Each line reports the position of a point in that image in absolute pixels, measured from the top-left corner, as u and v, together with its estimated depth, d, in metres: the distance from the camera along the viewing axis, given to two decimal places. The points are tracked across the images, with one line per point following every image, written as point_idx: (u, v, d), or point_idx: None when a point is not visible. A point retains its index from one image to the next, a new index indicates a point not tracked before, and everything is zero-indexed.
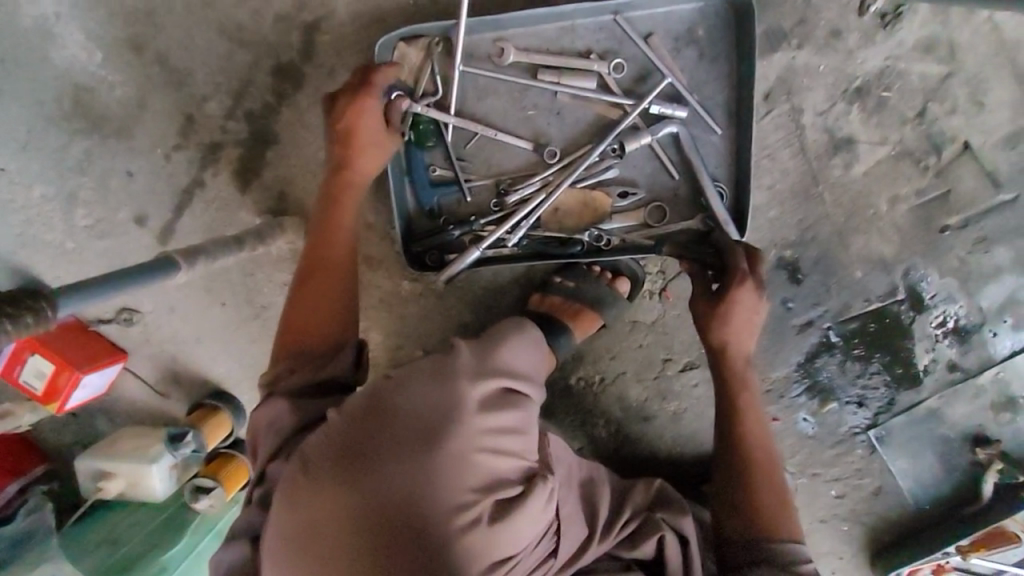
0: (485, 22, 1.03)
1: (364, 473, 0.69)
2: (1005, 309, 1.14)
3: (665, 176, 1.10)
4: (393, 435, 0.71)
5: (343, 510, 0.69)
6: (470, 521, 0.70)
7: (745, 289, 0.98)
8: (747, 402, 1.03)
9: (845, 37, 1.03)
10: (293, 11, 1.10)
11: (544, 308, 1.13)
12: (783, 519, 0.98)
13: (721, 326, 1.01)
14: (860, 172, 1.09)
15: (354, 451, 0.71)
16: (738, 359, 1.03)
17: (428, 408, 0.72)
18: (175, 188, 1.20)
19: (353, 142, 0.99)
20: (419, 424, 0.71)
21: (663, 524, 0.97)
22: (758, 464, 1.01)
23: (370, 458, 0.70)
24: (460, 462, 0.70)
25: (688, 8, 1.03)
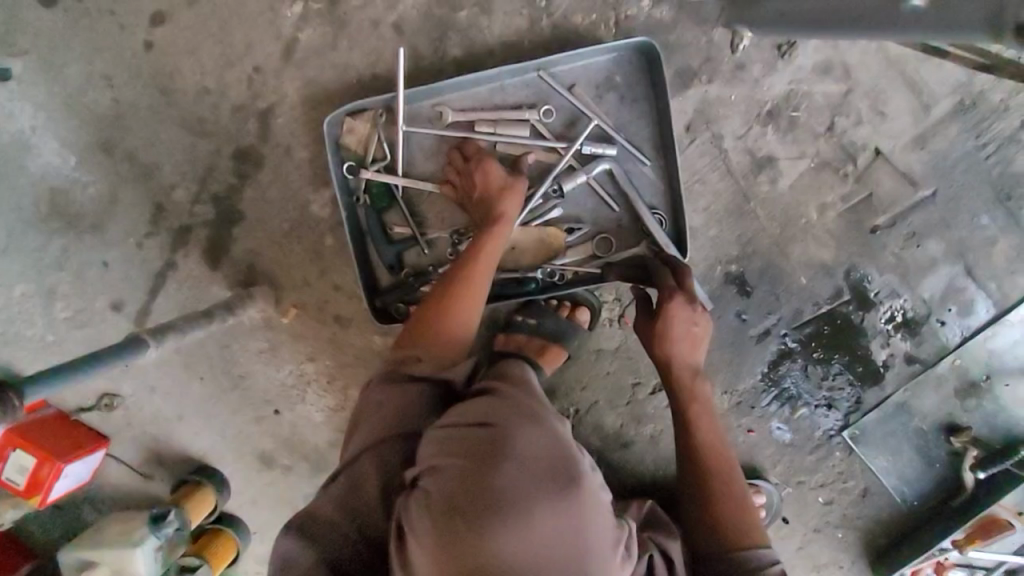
0: (422, 91, 1.13)
1: (515, 525, 0.66)
2: (948, 297, 1.19)
3: (607, 209, 1.18)
4: (529, 486, 0.69)
5: (495, 563, 0.66)
6: (610, 555, 0.72)
7: (677, 304, 1.05)
8: (699, 411, 1.08)
9: (749, 69, 1.13)
10: (248, 100, 1.20)
11: (510, 346, 1.17)
12: (746, 524, 1.01)
13: (665, 340, 1.07)
14: (786, 186, 1.17)
15: (492, 504, 0.67)
16: (682, 371, 1.08)
17: (553, 453, 0.72)
18: (149, 273, 1.27)
19: (490, 194, 1.08)
20: (554, 469, 0.71)
21: (651, 543, 0.97)
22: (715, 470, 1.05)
23: (519, 506, 0.67)
24: (595, 504, 0.72)
25: (604, 59, 1.13)
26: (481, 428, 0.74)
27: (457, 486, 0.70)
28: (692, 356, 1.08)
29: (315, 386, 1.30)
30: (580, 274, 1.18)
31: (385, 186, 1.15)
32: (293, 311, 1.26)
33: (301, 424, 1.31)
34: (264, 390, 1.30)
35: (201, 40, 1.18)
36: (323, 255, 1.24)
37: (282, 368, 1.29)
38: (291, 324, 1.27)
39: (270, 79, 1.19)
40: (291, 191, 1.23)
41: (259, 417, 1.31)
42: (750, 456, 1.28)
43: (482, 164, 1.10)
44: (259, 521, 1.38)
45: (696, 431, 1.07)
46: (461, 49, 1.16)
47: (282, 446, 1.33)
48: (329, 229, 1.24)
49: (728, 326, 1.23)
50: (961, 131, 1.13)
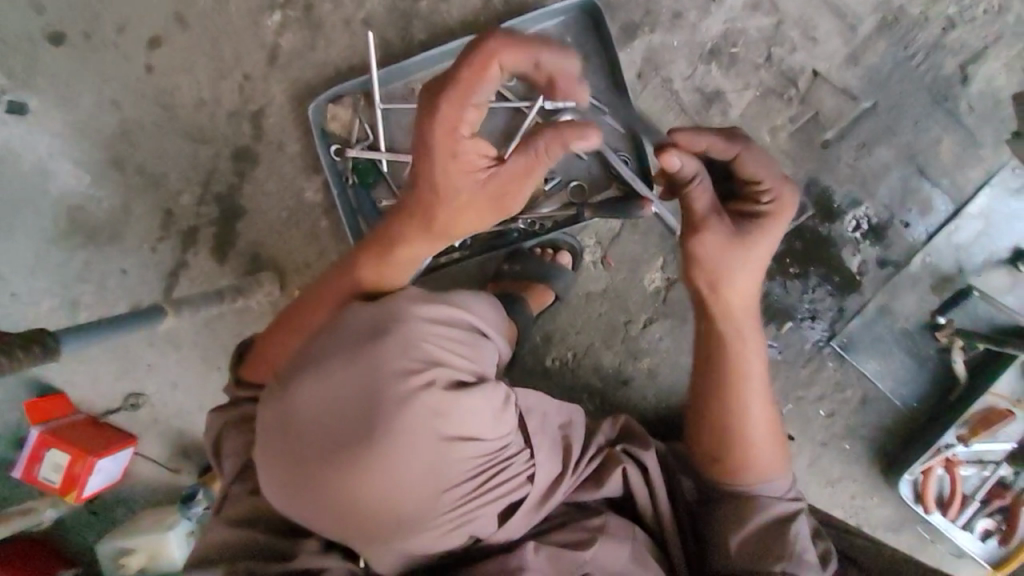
0: (395, 72, 1.26)
1: (322, 374, 0.76)
2: (907, 198, 1.26)
3: (576, 159, 1.26)
4: (333, 351, 0.77)
5: (312, 409, 0.76)
6: (425, 399, 0.75)
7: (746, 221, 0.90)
8: (743, 349, 0.97)
9: (686, 16, 1.25)
10: (240, 105, 1.33)
11: (500, 290, 1.26)
12: (764, 469, 0.98)
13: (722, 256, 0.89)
14: (737, 116, 1.26)
15: (305, 363, 0.78)
16: (722, 311, 0.95)
17: (371, 319, 0.79)
18: (164, 274, 1.37)
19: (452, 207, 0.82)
20: (369, 331, 0.78)
21: (624, 458, 1.00)
22: (745, 411, 0.98)
23: (326, 363, 0.77)
24: (406, 353, 0.77)
25: (554, 24, 1.25)
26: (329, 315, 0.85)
27: (288, 369, 0.79)
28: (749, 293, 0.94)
29: None
30: (559, 221, 1.26)
31: (367, 160, 1.25)
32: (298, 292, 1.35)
33: None
34: None
35: (195, 57, 1.32)
36: (320, 237, 1.35)
37: None
38: None
39: (259, 84, 1.32)
40: (287, 182, 1.34)
41: None
42: None
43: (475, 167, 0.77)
44: None
45: (734, 370, 0.97)
46: (426, 33, 1.29)
47: None
48: (324, 211, 1.35)
49: None
50: (890, 45, 1.23)
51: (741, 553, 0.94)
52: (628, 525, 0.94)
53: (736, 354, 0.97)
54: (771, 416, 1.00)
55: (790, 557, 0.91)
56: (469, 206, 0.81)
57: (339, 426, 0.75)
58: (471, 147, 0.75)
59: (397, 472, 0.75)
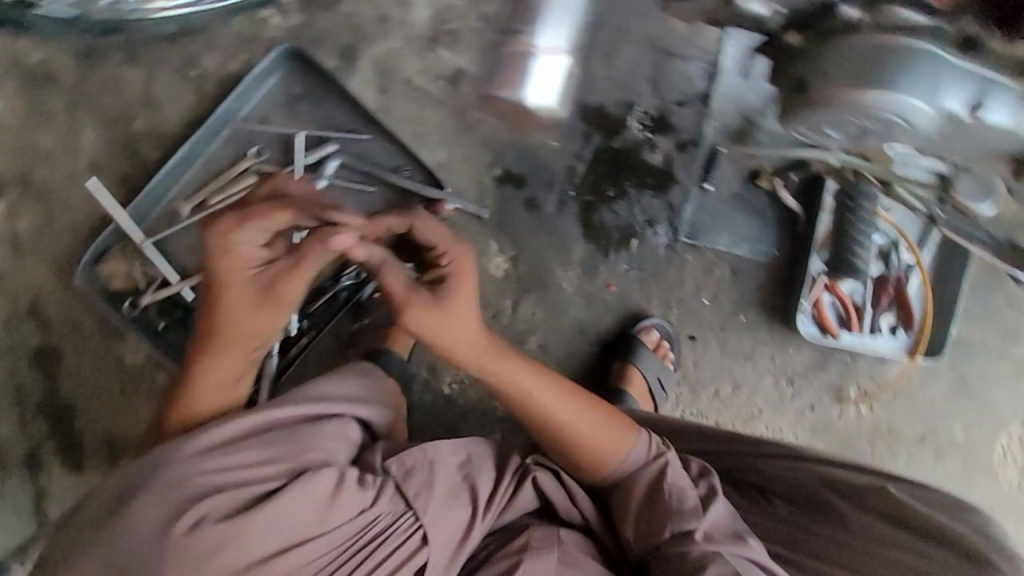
0: (146, 201, 1.19)
1: (89, 545, 0.77)
2: (667, 81, 1.30)
3: (366, 194, 1.24)
4: (98, 532, 0.77)
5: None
6: (193, 524, 0.76)
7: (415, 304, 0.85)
8: (529, 379, 0.91)
9: (391, 17, 1.24)
10: (12, 308, 1.23)
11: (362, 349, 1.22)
12: (612, 449, 0.90)
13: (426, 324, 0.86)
14: (486, 82, 1.26)
15: (78, 534, 0.79)
16: (485, 351, 0.89)
17: (125, 477, 0.80)
18: (28, 511, 1.26)
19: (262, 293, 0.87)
20: (122, 485, 0.79)
21: (534, 465, 0.92)
22: (561, 422, 0.90)
23: (94, 532, 0.78)
24: (170, 488, 0.78)
25: (273, 83, 1.22)
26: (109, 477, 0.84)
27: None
28: (470, 339, 0.87)
29: None
30: None
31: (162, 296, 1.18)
32: None
33: None
34: None
35: None
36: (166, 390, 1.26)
37: None
38: None
39: (18, 279, 1.22)
40: (103, 357, 1.25)
41: None
42: (626, 307, 1.34)
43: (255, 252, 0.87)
44: None
45: (526, 402, 0.90)
46: (157, 148, 1.22)
47: None
48: (154, 366, 1.26)
49: (527, 218, 1.30)
50: None
51: (641, 529, 0.87)
52: (553, 531, 0.87)
53: (507, 388, 0.91)
54: (593, 406, 0.92)
55: (677, 513, 0.84)
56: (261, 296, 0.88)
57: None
58: (254, 248, 0.87)
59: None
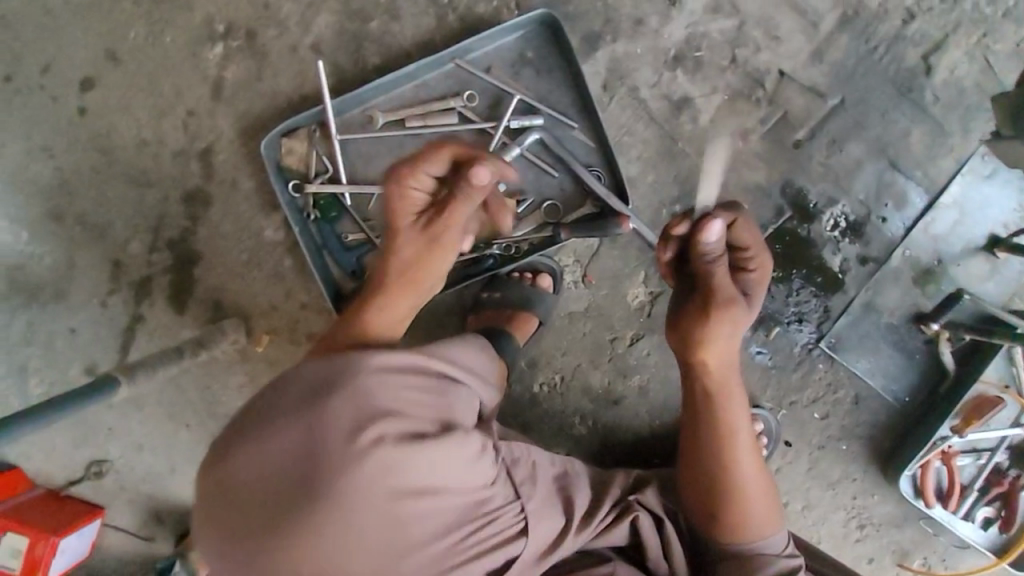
0: (351, 99, 1.20)
1: (281, 427, 0.76)
2: (882, 193, 1.25)
3: (548, 177, 1.23)
4: (286, 409, 0.77)
5: (272, 460, 0.76)
6: (382, 437, 0.76)
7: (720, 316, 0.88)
8: (741, 424, 0.96)
9: (647, 22, 1.21)
10: (187, 143, 1.25)
11: (483, 323, 1.21)
12: (755, 527, 0.94)
13: (708, 328, 0.89)
14: (707, 121, 1.23)
15: (264, 414, 0.78)
16: (734, 382, 0.95)
17: (321, 371, 0.79)
18: (118, 330, 1.29)
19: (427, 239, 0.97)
20: (320, 378, 0.78)
21: (636, 505, 0.96)
22: (738, 474, 0.95)
23: (284, 413, 0.77)
24: (364, 395, 0.77)
25: (512, 38, 1.20)
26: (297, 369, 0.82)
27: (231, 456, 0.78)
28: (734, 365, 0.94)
29: None
30: (534, 242, 1.23)
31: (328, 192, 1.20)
32: (265, 338, 1.28)
33: None
34: None
35: (133, 99, 1.24)
36: (286, 276, 1.28)
37: None
38: (266, 352, 1.29)
39: (205, 120, 1.25)
40: (244, 222, 1.27)
41: None
42: (739, 387, 1.30)
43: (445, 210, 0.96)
44: None
45: (727, 444, 0.95)
46: (380, 55, 1.23)
47: None
48: (286, 250, 1.27)
49: None
50: (851, 40, 1.21)
51: None
52: None
53: (724, 410, 0.94)
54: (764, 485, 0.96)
55: None
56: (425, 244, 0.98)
57: (288, 491, 0.75)
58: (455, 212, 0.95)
59: (355, 524, 0.75)
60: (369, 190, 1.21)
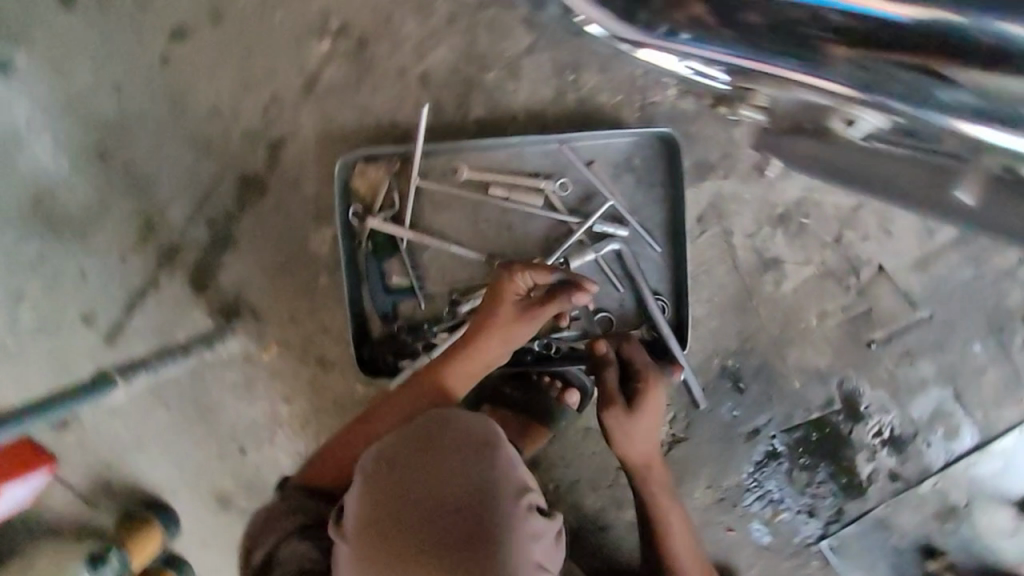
0: (443, 147, 1.13)
1: (425, 502, 0.60)
2: (936, 419, 1.18)
3: (611, 289, 1.16)
4: (427, 480, 0.61)
5: (410, 541, 0.59)
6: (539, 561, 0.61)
7: (619, 413, 0.99)
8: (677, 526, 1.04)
9: (765, 171, 1.14)
10: (261, 127, 1.18)
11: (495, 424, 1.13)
12: None
13: (630, 439, 1.01)
14: (790, 288, 1.17)
15: (398, 487, 0.61)
16: (654, 482, 1.05)
17: (476, 444, 0.63)
18: (129, 290, 1.22)
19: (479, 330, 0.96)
20: (474, 458, 0.62)
21: None
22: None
23: (424, 484, 0.61)
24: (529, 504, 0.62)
25: (625, 141, 1.13)
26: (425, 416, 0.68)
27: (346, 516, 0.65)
28: (656, 455, 1.04)
29: (288, 429, 1.25)
30: (573, 349, 1.16)
31: (388, 231, 1.13)
32: (275, 347, 1.23)
33: (265, 467, 1.26)
34: (232, 427, 1.25)
35: (221, 65, 1.16)
36: (316, 294, 1.21)
37: (254, 407, 1.25)
38: (270, 361, 1.23)
39: (287, 112, 1.17)
40: (292, 226, 1.20)
41: (224, 453, 1.26)
42: (725, 555, 1.25)
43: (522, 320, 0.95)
44: (208, 563, 1.31)
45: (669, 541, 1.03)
46: (485, 109, 1.15)
47: (242, 487, 1.27)
48: (325, 269, 1.20)
49: (717, 420, 1.22)
50: (963, 259, 1.14)
51: None
52: None
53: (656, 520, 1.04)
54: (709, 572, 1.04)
55: None
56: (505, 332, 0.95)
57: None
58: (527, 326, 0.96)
59: None
60: (431, 242, 1.15)
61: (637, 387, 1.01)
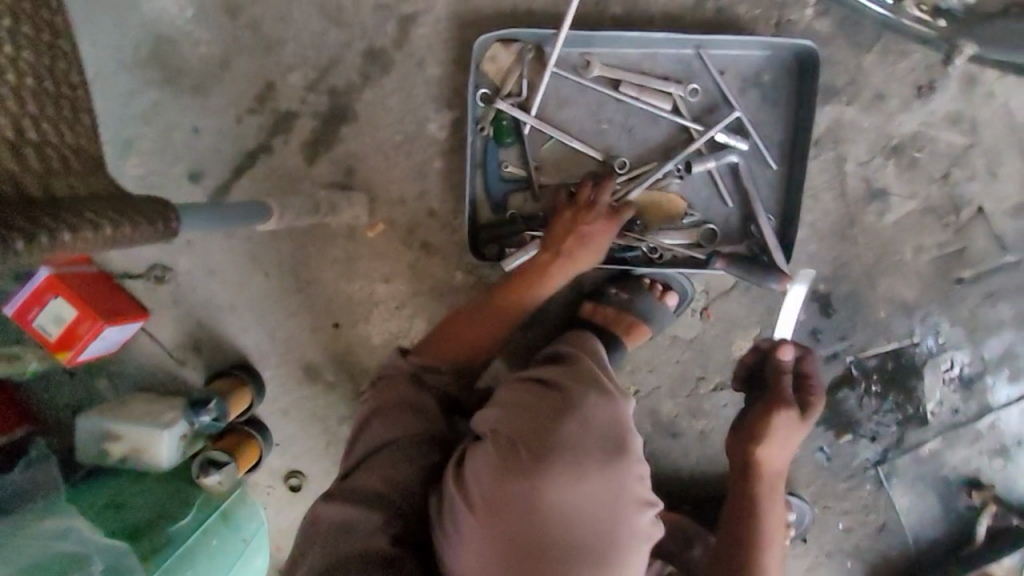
0: (579, 38, 1.13)
1: (557, 469, 0.71)
2: (1004, 360, 1.26)
3: (720, 203, 1.19)
4: (567, 454, 0.72)
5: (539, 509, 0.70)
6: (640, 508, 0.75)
7: (784, 416, 1.07)
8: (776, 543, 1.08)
9: (886, 102, 1.17)
10: (394, 1, 1.16)
11: (597, 320, 1.17)
12: None
13: (765, 447, 1.08)
14: (891, 221, 1.21)
15: (538, 451, 0.72)
16: (778, 495, 1.10)
17: (606, 423, 0.76)
18: (240, 151, 1.21)
19: (578, 243, 1.06)
20: (605, 435, 0.75)
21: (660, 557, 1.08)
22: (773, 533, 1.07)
23: (558, 457, 0.72)
24: (637, 469, 0.75)
25: (758, 54, 1.15)
26: (542, 382, 0.81)
27: (496, 425, 0.78)
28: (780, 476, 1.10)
29: (384, 308, 1.27)
30: (679, 257, 1.19)
31: (514, 115, 1.13)
32: (380, 227, 1.23)
33: (359, 344, 1.28)
34: (329, 300, 1.26)
35: None
36: (428, 177, 1.22)
37: (352, 283, 1.25)
38: (374, 240, 1.24)
39: None
40: (413, 105, 1.19)
41: (318, 326, 1.27)
42: (787, 470, 1.32)
43: (596, 221, 1.07)
44: (285, 434, 1.32)
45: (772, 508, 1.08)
46: (623, 8, 1.16)
47: (332, 361, 1.28)
48: (441, 152, 1.21)
49: (801, 343, 1.27)
50: None
51: None
52: None
53: (773, 491, 1.10)
54: None
55: None
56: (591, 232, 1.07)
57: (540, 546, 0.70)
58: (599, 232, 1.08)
59: None
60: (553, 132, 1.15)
61: (810, 402, 1.10)
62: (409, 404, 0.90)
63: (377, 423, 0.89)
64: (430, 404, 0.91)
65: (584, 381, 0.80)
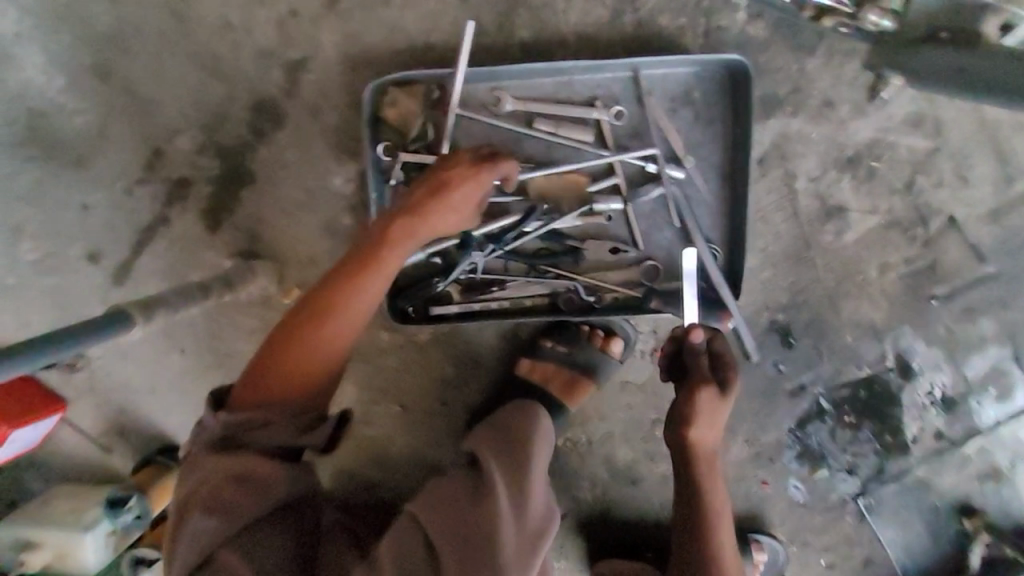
0: (483, 73, 1.00)
1: None
2: (990, 378, 1.14)
3: (660, 236, 1.06)
4: None
5: None
6: None
7: (706, 392, 0.88)
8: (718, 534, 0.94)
9: (836, 108, 1.04)
10: (278, 47, 1.05)
11: (535, 380, 1.09)
12: None
13: (691, 427, 0.89)
14: (851, 239, 1.09)
15: None
16: (712, 475, 0.94)
17: None
18: (136, 225, 1.12)
19: (438, 198, 0.84)
20: None
21: None
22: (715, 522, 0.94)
23: None
24: None
25: (685, 71, 1.02)
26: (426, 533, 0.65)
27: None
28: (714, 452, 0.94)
29: None
30: (620, 298, 1.07)
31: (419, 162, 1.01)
32: (295, 292, 1.14)
33: None
34: None
35: None
36: (339, 235, 1.11)
37: None
38: (290, 306, 1.15)
39: (306, 28, 1.05)
40: (313, 159, 1.09)
41: None
42: (759, 509, 1.23)
43: (462, 174, 0.85)
44: None
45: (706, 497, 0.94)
46: (531, 31, 1.04)
47: None
48: (349, 207, 1.10)
49: (763, 377, 1.16)
50: None
51: None
52: None
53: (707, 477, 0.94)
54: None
55: None
56: (458, 187, 0.84)
57: None
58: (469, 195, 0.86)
59: None
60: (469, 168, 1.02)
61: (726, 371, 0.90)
62: (238, 478, 0.72)
63: (200, 515, 0.71)
64: (267, 468, 0.73)
65: (479, 551, 0.63)
